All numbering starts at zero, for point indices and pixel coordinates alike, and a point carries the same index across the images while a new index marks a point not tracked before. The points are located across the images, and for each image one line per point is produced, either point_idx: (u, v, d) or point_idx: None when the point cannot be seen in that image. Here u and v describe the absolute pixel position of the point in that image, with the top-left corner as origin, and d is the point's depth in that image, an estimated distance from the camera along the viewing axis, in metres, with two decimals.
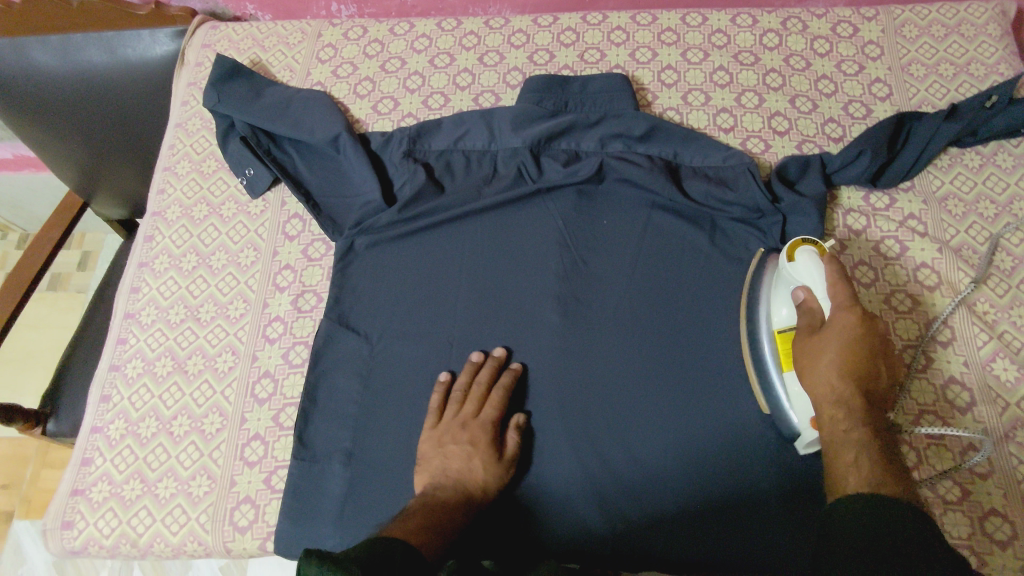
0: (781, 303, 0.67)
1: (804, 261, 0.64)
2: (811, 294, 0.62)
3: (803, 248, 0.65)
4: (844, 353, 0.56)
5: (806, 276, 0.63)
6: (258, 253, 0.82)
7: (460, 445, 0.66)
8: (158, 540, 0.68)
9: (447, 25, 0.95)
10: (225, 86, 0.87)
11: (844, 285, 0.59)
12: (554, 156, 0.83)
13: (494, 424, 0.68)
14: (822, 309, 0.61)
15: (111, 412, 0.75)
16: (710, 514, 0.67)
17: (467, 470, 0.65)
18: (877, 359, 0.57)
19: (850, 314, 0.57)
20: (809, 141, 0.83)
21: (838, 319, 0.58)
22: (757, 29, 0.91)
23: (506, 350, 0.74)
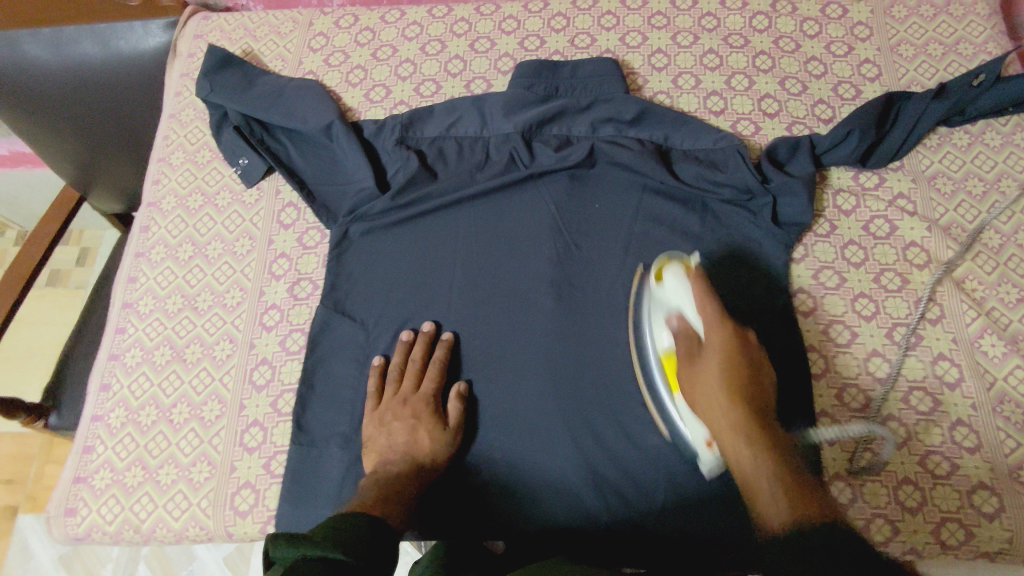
0: (660, 329, 0.68)
1: (672, 279, 0.66)
2: (683, 317, 0.65)
3: (670, 267, 0.68)
4: (730, 383, 0.59)
5: (676, 298, 0.66)
6: (254, 241, 0.83)
7: (403, 421, 0.70)
8: (161, 525, 0.70)
9: (437, 12, 0.95)
10: (218, 76, 0.88)
11: (710, 302, 0.63)
12: (546, 141, 0.84)
13: (434, 396, 0.72)
14: (695, 330, 0.64)
15: (111, 401, 0.76)
16: (704, 494, 0.68)
17: (413, 442, 0.69)
18: (756, 379, 0.60)
19: (726, 337, 0.62)
20: (799, 123, 0.84)
21: (715, 341, 0.62)
22: (746, 12, 0.91)
23: (435, 324, 0.76)
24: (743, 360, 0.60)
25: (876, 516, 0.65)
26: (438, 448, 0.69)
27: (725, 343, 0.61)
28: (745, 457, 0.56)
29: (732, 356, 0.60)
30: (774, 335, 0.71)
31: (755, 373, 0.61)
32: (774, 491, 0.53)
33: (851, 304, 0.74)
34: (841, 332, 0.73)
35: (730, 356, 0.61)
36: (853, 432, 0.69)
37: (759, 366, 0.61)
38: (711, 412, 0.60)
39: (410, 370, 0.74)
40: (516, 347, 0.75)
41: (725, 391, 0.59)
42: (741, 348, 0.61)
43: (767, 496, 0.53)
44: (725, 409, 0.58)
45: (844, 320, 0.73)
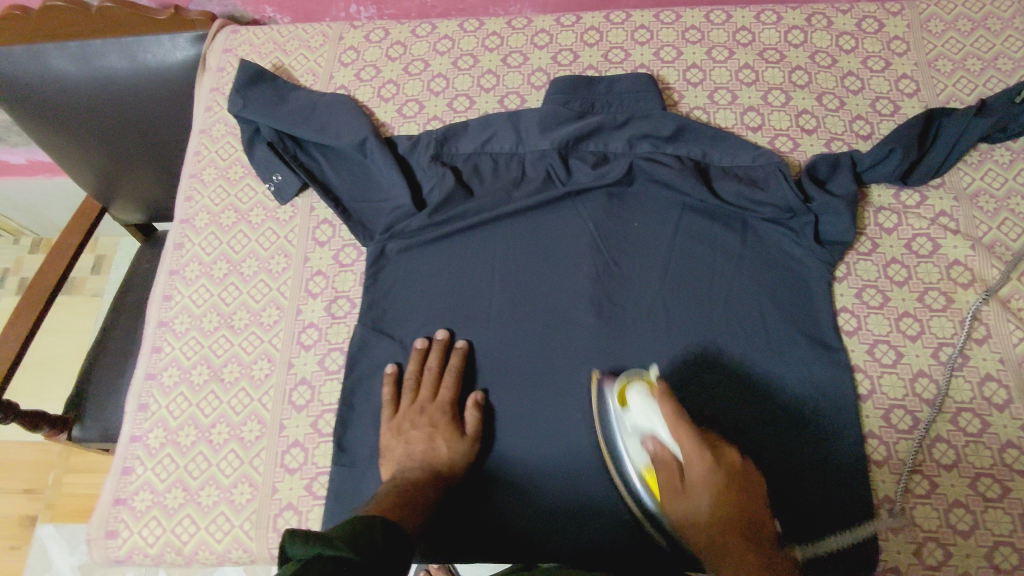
0: (634, 450, 0.67)
1: (638, 403, 0.66)
2: (659, 440, 0.65)
3: (633, 389, 0.67)
4: (716, 505, 0.60)
5: (648, 421, 0.65)
6: (289, 259, 0.82)
7: (421, 430, 0.70)
8: (203, 547, 0.69)
9: (469, 25, 0.94)
10: (250, 90, 0.87)
11: (686, 427, 0.62)
12: (583, 157, 0.83)
13: (451, 404, 0.72)
14: (674, 457, 0.64)
15: (149, 421, 0.75)
16: None
17: (430, 450, 0.69)
18: (742, 491, 0.61)
19: (705, 462, 0.61)
20: (837, 139, 0.84)
21: (698, 476, 0.61)
22: (782, 26, 0.90)
23: (449, 332, 0.77)
24: (726, 478, 0.61)
25: (928, 540, 0.65)
26: (455, 455, 0.69)
27: (710, 476, 0.61)
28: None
29: (720, 488, 0.60)
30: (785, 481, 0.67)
31: (742, 490, 0.61)
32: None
33: (896, 323, 0.74)
34: (885, 352, 0.73)
35: (714, 479, 0.61)
36: (901, 454, 0.68)
37: (744, 484, 0.61)
38: (698, 532, 0.61)
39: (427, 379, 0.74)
40: (557, 365, 0.75)
41: (716, 521, 0.60)
42: (720, 465, 0.62)
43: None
44: (719, 540, 0.59)
45: (889, 339, 0.73)
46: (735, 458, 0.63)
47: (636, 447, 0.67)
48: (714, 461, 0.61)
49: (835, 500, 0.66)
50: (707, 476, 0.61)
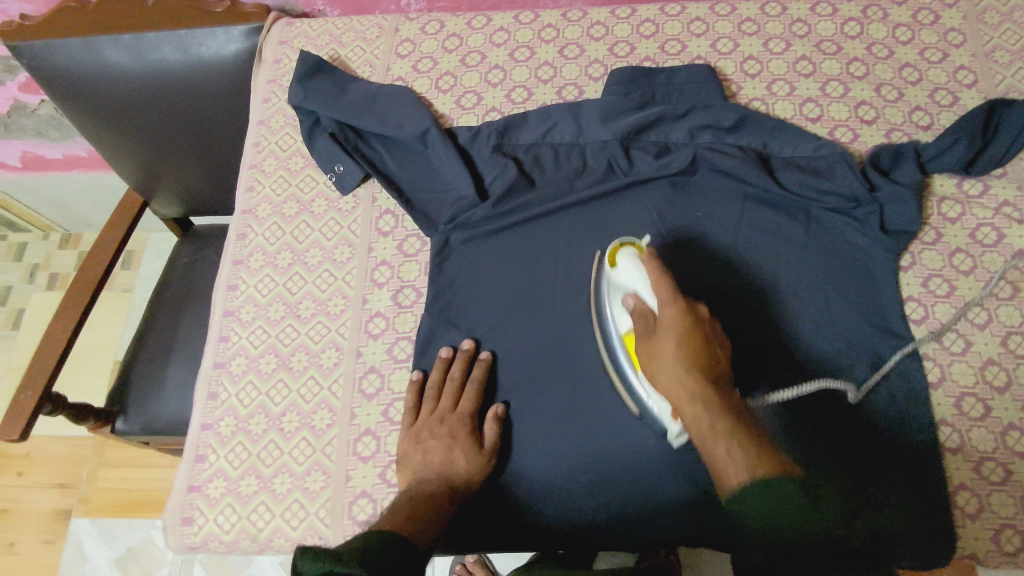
0: (619, 312, 0.70)
1: (625, 263, 0.69)
2: (639, 298, 0.67)
3: (624, 251, 0.70)
4: (682, 342, 0.61)
5: (631, 279, 0.68)
6: (353, 249, 0.82)
7: (439, 440, 0.70)
8: (279, 535, 0.70)
9: (524, 18, 0.94)
10: (311, 82, 0.87)
11: (664, 280, 0.65)
12: (644, 148, 0.84)
13: (471, 416, 0.71)
14: (652, 310, 0.66)
15: (219, 409, 0.76)
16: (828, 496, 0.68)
17: (448, 463, 0.68)
18: (712, 343, 0.62)
19: (677, 308, 0.63)
20: (897, 130, 0.84)
21: (667, 317, 0.63)
22: (837, 18, 0.90)
23: (474, 342, 0.76)
24: (697, 327, 0.62)
25: (1006, 527, 0.66)
26: (472, 470, 0.69)
27: (680, 319, 0.62)
28: (703, 421, 0.57)
29: (686, 330, 0.62)
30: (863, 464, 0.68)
31: (708, 339, 0.62)
32: (732, 451, 0.55)
33: (963, 312, 0.75)
34: (954, 340, 0.74)
35: (683, 324, 0.62)
36: (974, 442, 0.69)
37: (710, 334, 0.63)
38: (666, 384, 0.61)
39: (447, 388, 0.73)
40: None
41: (681, 360, 0.60)
42: (693, 319, 0.63)
43: (727, 452, 0.55)
44: (681, 376, 0.60)
45: (957, 328, 0.74)
46: (706, 314, 0.65)
47: (621, 311, 0.70)
48: (686, 308, 0.63)
49: (913, 491, 0.67)
50: (676, 320, 0.63)
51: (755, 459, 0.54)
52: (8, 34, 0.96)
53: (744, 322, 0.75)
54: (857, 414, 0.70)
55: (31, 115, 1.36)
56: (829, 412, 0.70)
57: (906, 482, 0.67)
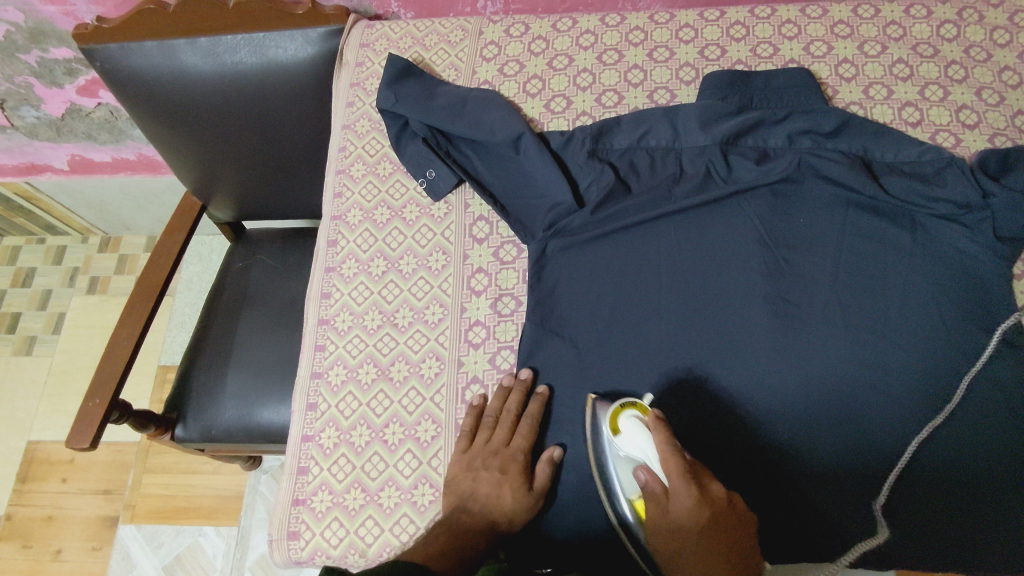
0: (626, 480, 0.64)
1: (631, 428, 0.63)
2: (650, 470, 0.61)
3: (627, 414, 0.65)
4: (702, 536, 0.57)
5: (641, 452, 0.62)
6: (448, 256, 0.82)
7: (491, 472, 0.67)
8: (389, 550, 0.68)
9: (611, 20, 0.93)
10: (399, 86, 0.86)
11: (676, 458, 0.59)
12: (743, 154, 0.82)
13: (525, 453, 0.69)
14: (660, 486, 0.60)
15: (320, 420, 0.75)
16: (950, 491, 0.69)
17: (495, 497, 0.65)
18: (730, 527, 0.58)
19: (691, 494, 0.57)
20: (1000, 135, 0.82)
21: (682, 504, 0.58)
22: (933, 21, 0.89)
23: (532, 371, 0.74)
24: (711, 509, 0.57)
25: None
26: (517, 510, 0.65)
27: (693, 512, 0.57)
28: None
29: (703, 528, 0.57)
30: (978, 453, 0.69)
31: (726, 524, 0.58)
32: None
33: None
34: None
35: (700, 514, 0.57)
36: None
37: (730, 523, 0.58)
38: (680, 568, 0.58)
39: (500, 420, 0.71)
40: (739, 362, 0.73)
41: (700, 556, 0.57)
42: (708, 499, 0.58)
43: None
44: (697, 566, 0.57)
45: None
46: (720, 487, 0.59)
47: (628, 477, 0.64)
48: (700, 496, 0.58)
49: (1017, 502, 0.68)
50: (692, 509, 0.57)
51: None
52: (84, 36, 0.95)
53: (862, 327, 0.74)
54: (976, 404, 0.71)
55: (84, 118, 1.34)
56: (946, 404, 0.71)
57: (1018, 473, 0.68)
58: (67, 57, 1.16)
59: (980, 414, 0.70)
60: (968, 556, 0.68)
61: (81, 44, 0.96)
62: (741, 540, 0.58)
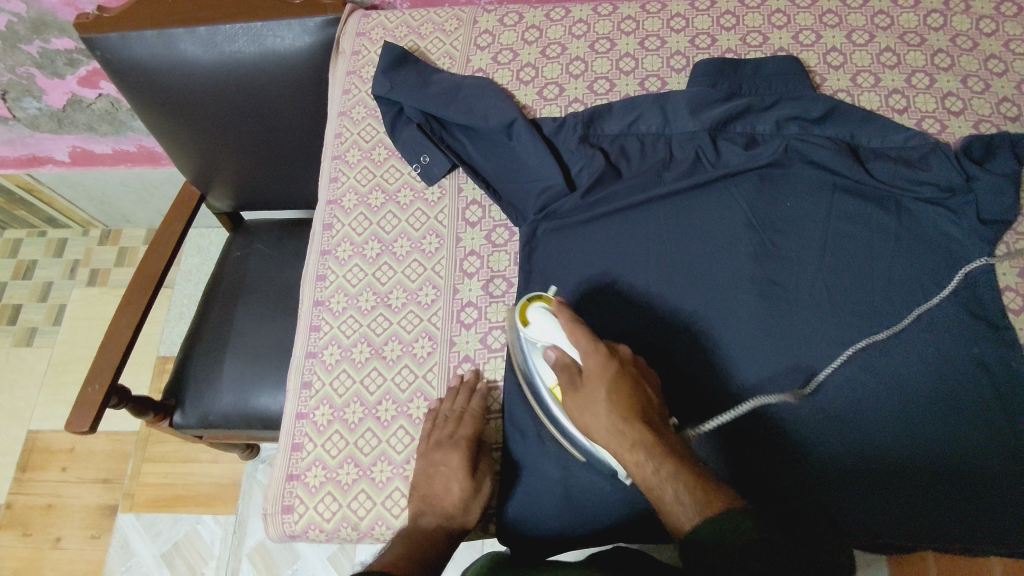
0: (540, 366, 0.68)
1: (539, 318, 0.66)
2: (560, 348, 0.65)
3: (535, 307, 0.67)
4: (613, 391, 0.60)
5: (548, 335, 0.65)
6: (441, 239, 0.83)
7: (438, 470, 0.68)
8: (380, 523, 0.70)
9: (603, 10, 0.95)
10: (395, 73, 0.87)
11: (582, 330, 0.64)
12: (732, 139, 0.83)
13: (468, 444, 0.69)
14: (573, 358, 0.64)
15: (315, 398, 0.76)
16: (937, 477, 0.69)
17: (442, 494, 0.67)
18: (641, 389, 0.62)
19: (601, 355, 0.62)
20: (985, 121, 0.83)
21: (594, 367, 0.62)
22: (920, 10, 0.90)
23: (474, 371, 0.75)
24: (627, 378, 0.62)
25: None
26: (465, 498, 0.68)
27: (603, 363, 0.62)
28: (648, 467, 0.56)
29: (616, 378, 0.61)
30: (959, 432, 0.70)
31: (635, 381, 0.62)
32: (679, 495, 0.54)
33: None
34: None
35: (609, 372, 0.61)
36: None
37: (637, 373, 0.64)
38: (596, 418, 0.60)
39: (439, 410, 0.72)
40: (728, 343, 0.75)
41: (616, 408, 0.59)
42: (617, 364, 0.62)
43: (673, 499, 0.54)
44: (619, 424, 0.59)
45: None
46: (627, 353, 0.65)
47: (543, 364, 0.67)
48: (608, 355, 0.63)
49: (1001, 479, 0.68)
50: (604, 362, 0.62)
51: (704, 504, 0.53)
52: (84, 26, 0.96)
53: (847, 307, 0.75)
54: (962, 382, 0.71)
55: (85, 109, 1.35)
56: (927, 385, 0.72)
57: (1004, 455, 0.68)
58: (69, 47, 1.17)
59: (963, 392, 0.71)
60: (969, 537, 0.66)
61: (81, 33, 0.97)
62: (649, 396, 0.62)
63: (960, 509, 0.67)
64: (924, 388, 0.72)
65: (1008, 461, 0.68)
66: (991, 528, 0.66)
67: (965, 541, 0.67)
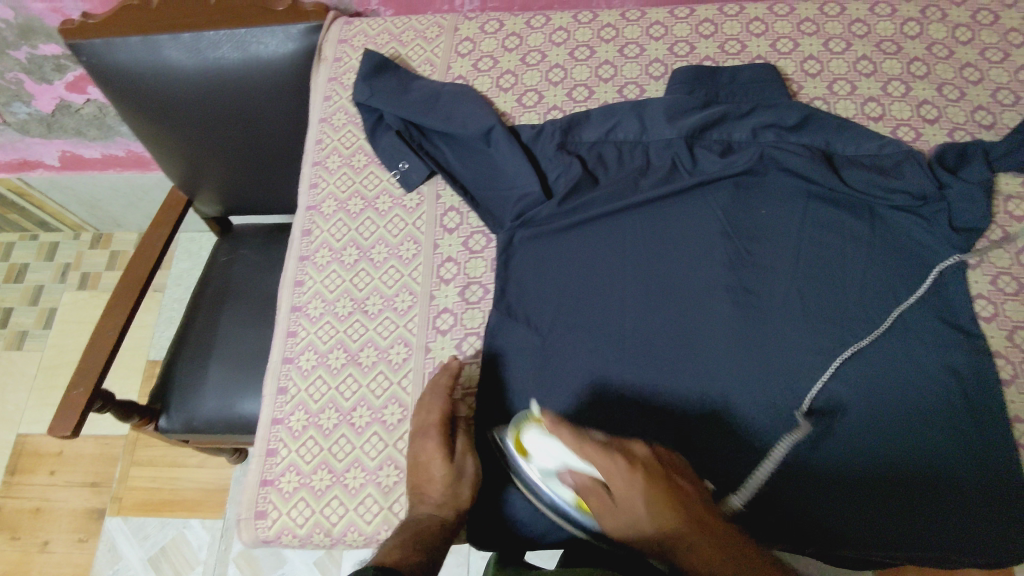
0: (558, 487, 0.67)
1: (537, 445, 0.66)
2: (574, 468, 0.65)
3: (528, 433, 0.67)
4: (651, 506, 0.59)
5: (556, 459, 0.65)
6: (419, 246, 0.83)
7: (417, 460, 0.68)
8: (353, 529, 0.70)
9: (583, 18, 0.95)
10: (375, 80, 0.88)
11: (587, 442, 0.62)
12: (708, 146, 0.84)
13: (439, 426, 0.69)
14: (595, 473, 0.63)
15: (290, 404, 0.77)
16: (909, 485, 0.69)
17: (426, 481, 0.67)
18: (675, 488, 0.60)
19: (620, 465, 0.61)
20: (960, 129, 0.84)
21: (618, 483, 0.60)
22: (897, 19, 0.91)
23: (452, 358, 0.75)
24: (657, 484, 0.60)
25: None
26: (450, 484, 0.67)
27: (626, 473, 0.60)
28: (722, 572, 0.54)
29: (648, 487, 0.59)
30: (933, 440, 0.70)
31: (665, 484, 0.60)
32: None
33: None
34: None
35: (636, 485, 0.59)
36: None
37: (665, 471, 0.61)
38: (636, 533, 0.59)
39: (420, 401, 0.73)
40: (701, 349, 0.75)
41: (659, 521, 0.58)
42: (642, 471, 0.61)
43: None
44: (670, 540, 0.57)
45: None
46: (644, 450, 0.63)
47: (563, 484, 0.67)
48: (628, 465, 0.61)
49: (970, 487, 0.68)
50: (628, 473, 0.60)
51: None
52: (70, 32, 0.97)
53: (820, 314, 0.75)
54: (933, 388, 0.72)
55: (73, 114, 1.36)
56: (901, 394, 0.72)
57: (973, 463, 0.69)
58: (56, 53, 1.18)
59: (935, 400, 0.71)
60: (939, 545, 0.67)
61: (68, 39, 0.97)
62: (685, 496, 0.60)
63: (931, 517, 0.67)
64: (894, 401, 0.72)
65: (980, 467, 0.69)
66: (960, 535, 0.67)
67: (944, 549, 0.67)
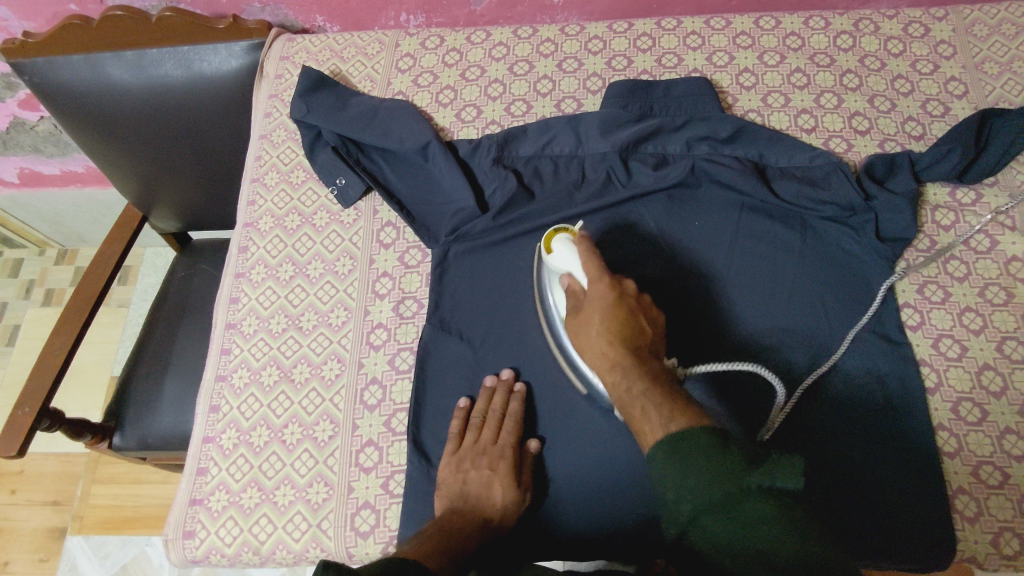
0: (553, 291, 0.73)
1: (556, 245, 0.71)
2: (574, 277, 0.69)
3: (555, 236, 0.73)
4: (607, 317, 0.64)
5: (564, 264, 0.70)
6: (354, 261, 0.84)
7: (481, 472, 0.68)
8: (281, 547, 0.70)
9: (522, 33, 0.96)
10: (312, 96, 0.88)
11: (593, 262, 0.68)
12: (643, 159, 0.85)
13: (513, 448, 0.69)
14: (581, 287, 0.68)
15: (221, 422, 0.77)
16: (838, 492, 0.68)
17: (485, 495, 0.66)
18: (638, 322, 0.64)
19: (604, 286, 0.66)
20: (891, 140, 0.85)
21: (597, 293, 0.66)
22: (830, 32, 0.92)
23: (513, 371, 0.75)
24: (623, 306, 0.65)
25: (1005, 530, 0.67)
26: (510, 506, 0.67)
27: (605, 295, 0.66)
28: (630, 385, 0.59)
29: (612, 305, 0.65)
30: (855, 443, 0.70)
31: (634, 314, 0.65)
32: (650, 412, 0.56)
33: (959, 318, 0.76)
34: (950, 346, 0.75)
35: (608, 298, 0.65)
36: (972, 446, 0.70)
37: (638, 310, 0.65)
38: (592, 352, 0.64)
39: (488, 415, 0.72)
40: None
41: (603, 334, 0.63)
42: (620, 297, 0.66)
43: (643, 413, 0.56)
44: (603, 348, 0.63)
45: (953, 334, 0.75)
46: (632, 288, 0.67)
47: (559, 291, 0.72)
48: (612, 287, 0.66)
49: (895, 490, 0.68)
50: (604, 297, 0.65)
51: (672, 418, 0.54)
52: (11, 52, 0.96)
53: (751, 325, 0.76)
54: (859, 398, 0.72)
55: (28, 131, 1.36)
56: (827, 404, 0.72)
57: (895, 464, 0.69)
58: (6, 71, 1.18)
59: (860, 408, 0.71)
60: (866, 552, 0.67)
61: (8, 58, 0.97)
62: (646, 331, 0.64)
63: (859, 524, 0.67)
64: (820, 419, 0.71)
65: (911, 476, 0.68)
66: (888, 540, 0.67)
67: (892, 561, 0.66)
